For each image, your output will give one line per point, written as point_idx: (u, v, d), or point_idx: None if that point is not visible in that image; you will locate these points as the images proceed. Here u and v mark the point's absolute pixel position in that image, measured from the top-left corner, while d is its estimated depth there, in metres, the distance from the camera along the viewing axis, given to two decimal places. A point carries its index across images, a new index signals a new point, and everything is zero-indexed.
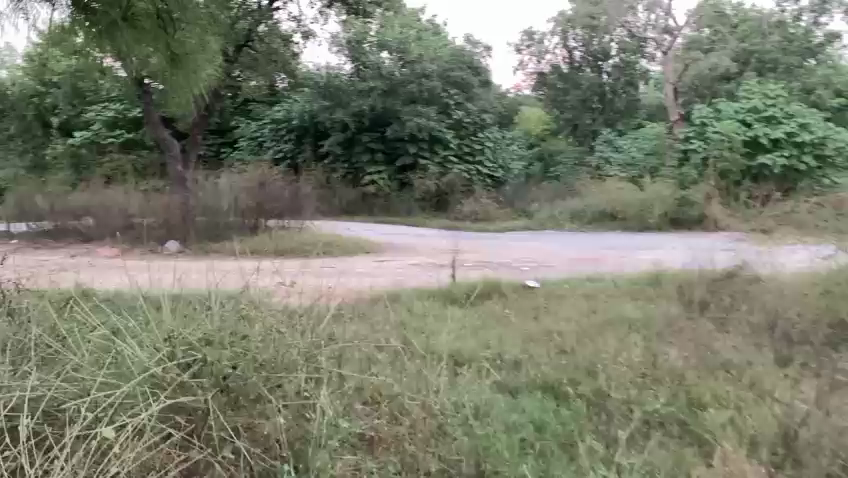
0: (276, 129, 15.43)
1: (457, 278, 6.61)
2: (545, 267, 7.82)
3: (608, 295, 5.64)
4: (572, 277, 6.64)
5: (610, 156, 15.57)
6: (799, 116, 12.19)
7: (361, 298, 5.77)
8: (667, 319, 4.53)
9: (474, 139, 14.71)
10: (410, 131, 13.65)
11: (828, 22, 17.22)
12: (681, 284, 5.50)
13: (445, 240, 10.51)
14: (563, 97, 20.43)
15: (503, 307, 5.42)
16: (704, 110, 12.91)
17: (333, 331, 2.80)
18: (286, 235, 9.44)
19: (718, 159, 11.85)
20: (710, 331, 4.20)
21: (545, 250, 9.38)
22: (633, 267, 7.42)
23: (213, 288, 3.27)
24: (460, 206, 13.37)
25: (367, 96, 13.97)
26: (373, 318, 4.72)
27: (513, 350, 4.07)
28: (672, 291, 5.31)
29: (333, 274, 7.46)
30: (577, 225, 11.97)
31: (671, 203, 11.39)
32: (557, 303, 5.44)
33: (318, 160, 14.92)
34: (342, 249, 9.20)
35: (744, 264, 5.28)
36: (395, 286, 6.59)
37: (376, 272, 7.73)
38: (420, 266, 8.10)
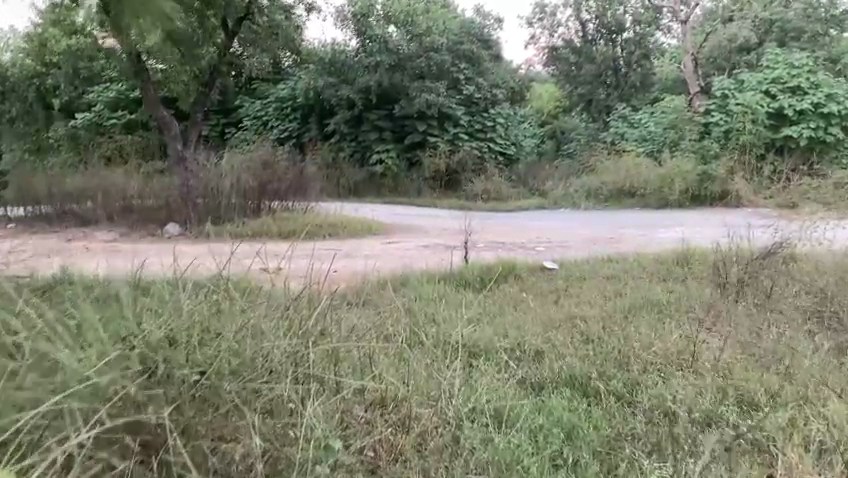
0: (281, 108, 15.18)
1: (470, 260, 6.20)
2: (561, 248, 7.40)
3: (633, 277, 5.22)
4: (592, 258, 6.19)
5: (624, 131, 14.84)
6: (826, 86, 11.53)
7: (367, 283, 5.39)
8: (701, 303, 4.13)
9: (485, 115, 14.17)
10: (418, 108, 13.28)
11: None
12: (713, 265, 5.06)
13: (456, 220, 10.09)
14: (576, 72, 19.80)
15: (520, 290, 5.02)
16: (725, 82, 12.43)
17: (330, 324, 2.43)
18: (290, 217, 9.09)
19: (740, 132, 11.39)
20: (751, 316, 3.80)
21: (561, 229, 8.97)
22: (655, 247, 6.94)
23: (192, 275, 2.88)
24: (471, 185, 12.91)
25: (372, 73, 13.54)
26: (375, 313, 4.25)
27: (533, 338, 3.68)
28: (704, 272, 4.89)
29: (336, 259, 7.02)
30: (593, 203, 11.46)
31: (692, 178, 10.90)
32: (577, 286, 5.03)
33: (324, 140, 14.49)
34: (349, 230, 8.84)
35: (784, 241, 4.82)
36: (402, 269, 6.18)
37: (384, 254, 7.37)
38: (429, 247, 7.72)
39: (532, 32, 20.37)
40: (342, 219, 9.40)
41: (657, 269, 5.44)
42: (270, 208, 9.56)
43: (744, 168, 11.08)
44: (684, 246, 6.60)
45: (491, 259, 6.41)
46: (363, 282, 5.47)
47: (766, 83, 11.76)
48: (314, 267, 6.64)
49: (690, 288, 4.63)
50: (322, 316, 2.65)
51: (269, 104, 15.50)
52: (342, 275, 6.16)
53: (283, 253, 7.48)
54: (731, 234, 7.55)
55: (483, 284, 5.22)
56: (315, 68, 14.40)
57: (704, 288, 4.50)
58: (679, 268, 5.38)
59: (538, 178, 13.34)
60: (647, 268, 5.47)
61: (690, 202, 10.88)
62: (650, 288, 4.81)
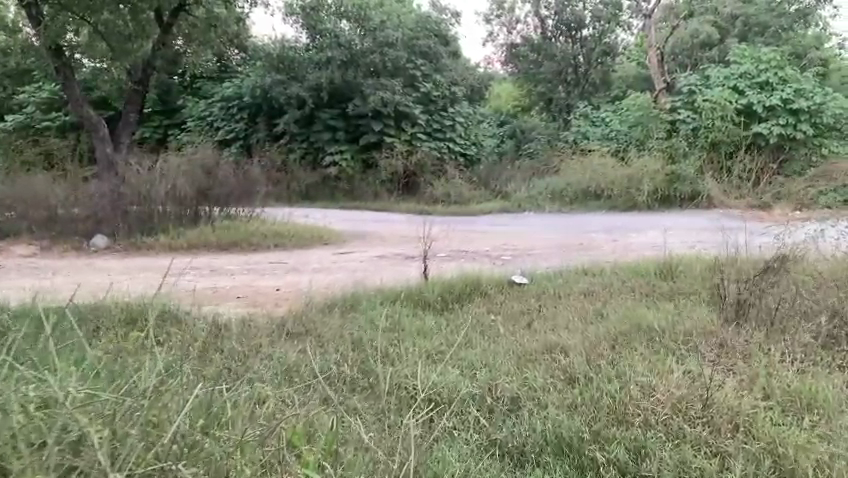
0: (227, 107, 14.30)
1: (427, 274, 5.54)
2: (529, 256, 6.82)
3: (612, 293, 4.62)
4: (564, 269, 5.57)
5: (587, 130, 14.20)
6: (794, 81, 11.10)
7: (312, 307, 4.67)
8: (698, 328, 3.56)
9: (444, 114, 13.54)
10: (374, 106, 12.56)
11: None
12: (706, 284, 4.48)
13: (415, 226, 9.43)
14: (536, 70, 19.12)
15: (486, 312, 4.38)
16: (691, 78, 12.03)
17: (231, 418, 1.77)
18: (233, 227, 8.33)
19: (709, 130, 10.97)
20: (761, 349, 3.21)
21: (527, 235, 8.39)
22: (626, 257, 6.36)
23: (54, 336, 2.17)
24: (431, 188, 12.27)
25: (322, 70, 12.80)
26: (316, 361, 3.49)
27: (508, 380, 3.05)
28: (702, 292, 4.30)
29: (280, 277, 6.25)
30: (557, 206, 10.88)
31: (661, 179, 10.50)
32: (552, 305, 4.41)
33: (273, 141, 13.63)
34: (298, 239, 8.10)
35: (789, 253, 4.21)
36: (353, 285, 5.51)
37: (336, 267, 6.66)
38: (383, 257, 7.06)
39: (490, 29, 19.69)
40: (291, 227, 8.65)
41: (638, 283, 4.83)
42: (209, 215, 8.79)
43: (712, 165, 10.89)
44: (665, 256, 6.00)
45: (452, 272, 5.73)
46: (306, 307, 4.71)
47: (734, 78, 11.40)
48: (256, 287, 5.88)
49: (680, 307, 4.07)
50: (228, 398, 1.95)
51: (214, 104, 14.66)
52: (287, 296, 5.43)
53: (224, 270, 6.72)
54: (709, 242, 7.06)
55: (445, 305, 4.57)
56: (263, 64, 13.59)
57: (697, 310, 3.94)
58: (662, 282, 4.81)
59: (500, 180, 12.69)
60: (627, 282, 4.86)
61: (659, 203, 10.44)
62: (635, 306, 4.23)
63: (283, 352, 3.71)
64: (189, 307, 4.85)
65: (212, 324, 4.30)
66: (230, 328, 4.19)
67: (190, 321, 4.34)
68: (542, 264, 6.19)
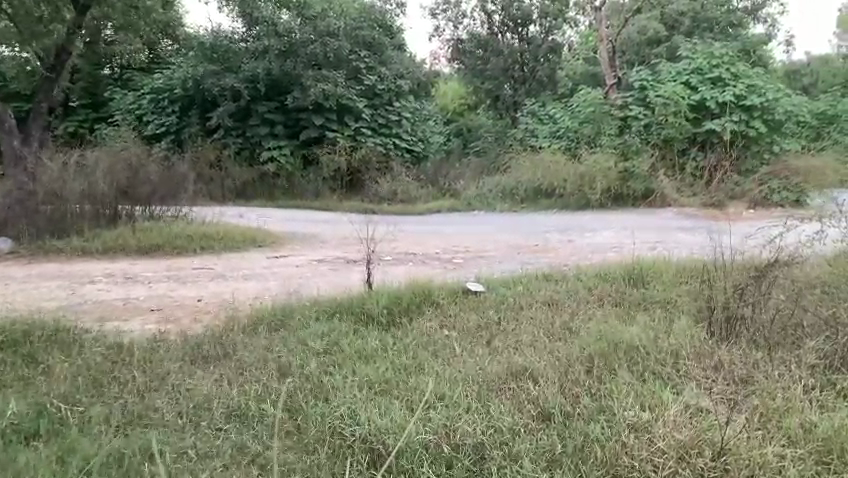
0: (157, 100, 13.36)
1: (370, 281, 4.90)
2: (483, 260, 6.30)
3: (579, 301, 4.11)
4: (524, 275, 5.01)
5: (536, 126, 13.76)
6: (745, 77, 10.85)
7: (238, 326, 3.99)
8: (684, 345, 3.07)
9: (389, 109, 12.97)
10: (314, 99, 11.85)
11: None
12: (689, 294, 3.99)
13: (359, 227, 8.80)
14: (481, 66, 18.58)
15: (439, 326, 3.81)
16: (643, 73, 11.58)
17: None
18: (156, 228, 7.55)
19: (661, 127, 10.58)
20: (766, 375, 2.72)
21: (478, 236, 7.86)
22: (587, 260, 5.86)
23: None
24: (375, 186, 11.64)
25: (259, 59, 12.15)
26: (237, 397, 2.86)
27: (471, 420, 2.48)
28: (679, 301, 3.82)
29: (203, 286, 5.53)
30: (508, 205, 10.40)
31: (614, 177, 10.13)
32: (514, 319, 3.86)
33: (207, 136, 12.76)
34: (229, 242, 7.36)
35: (786, 258, 3.66)
36: (289, 297, 4.85)
37: (269, 273, 5.99)
38: (322, 261, 6.42)
39: (436, 24, 19.03)
40: (222, 228, 7.92)
41: (608, 291, 4.29)
42: (131, 215, 7.98)
43: (664, 163, 10.68)
44: (630, 259, 5.48)
45: (398, 278, 5.10)
46: (231, 326, 4.02)
47: (686, 74, 11.12)
48: (176, 298, 5.17)
49: (659, 320, 3.57)
50: None
51: (143, 96, 13.70)
52: (212, 310, 4.74)
53: (143, 276, 5.98)
54: (670, 244, 6.67)
55: (392, 320, 3.95)
56: (197, 55, 12.73)
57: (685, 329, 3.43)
58: (633, 289, 4.31)
59: (449, 177, 12.14)
60: (595, 290, 4.33)
61: (611, 202, 10.10)
62: (608, 320, 3.72)
63: (199, 384, 3.04)
64: (89, 326, 4.11)
65: (114, 345, 3.59)
66: (135, 351, 3.48)
67: (88, 342, 3.62)
68: (501, 270, 5.62)
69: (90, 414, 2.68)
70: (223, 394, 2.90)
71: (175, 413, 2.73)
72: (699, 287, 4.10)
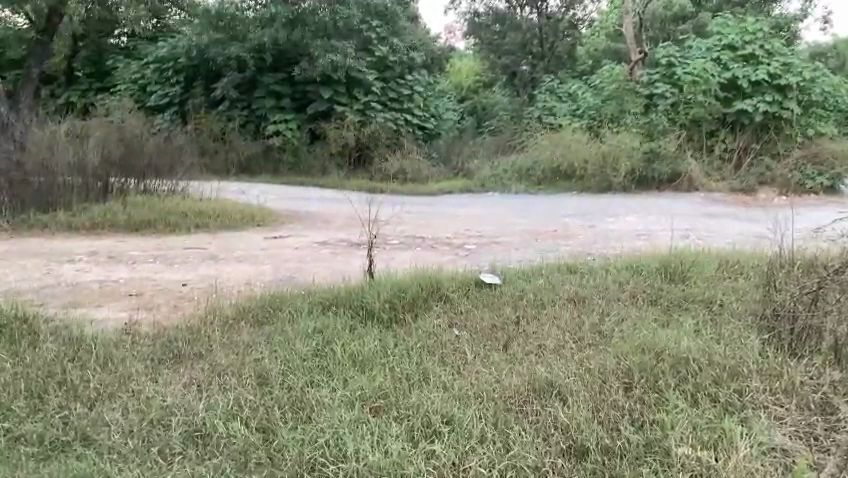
0: (161, 69, 12.87)
1: (371, 271, 4.36)
2: (498, 246, 5.78)
3: (609, 299, 3.60)
4: (545, 267, 4.47)
5: (555, 105, 13.11)
6: (781, 55, 10.16)
7: (219, 318, 3.49)
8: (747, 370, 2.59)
9: (401, 83, 12.42)
10: (321, 70, 11.33)
11: None
12: (742, 301, 3.45)
13: (364, 206, 8.29)
14: (499, 43, 17.84)
15: (448, 325, 3.33)
16: (669, 49, 10.86)
17: None
18: (149, 203, 7.05)
19: (689, 106, 10.01)
20: (821, 407, 2.37)
21: (492, 219, 7.33)
22: (613, 251, 5.33)
23: None
24: (383, 163, 11.06)
25: (265, 28, 11.42)
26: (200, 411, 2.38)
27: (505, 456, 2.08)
28: (727, 314, 3.29)
29: (189, 269, 5.02)
30: (524, 186, 9.79)
31: (638, 158, 9.45)
32: (536, 320, 3.33)
33: (211, 108, 12.26)
34: (225, 221, 6.85)
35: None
36: (280, 287, 4.33)
37: (263, 256, 5.49)
38: (323, 244, 5.93)
39: None
40: (220, 204, 7.42)
41: (642, 288, 3.76)
42: (122, 187, 7.45)
43: (691, 144, 10.05)
44: (663, 251, 4.93)
45: (401, 267, 4.57)
46: (208, 318, 3.51)
47: (717, 50, 10.46)
48: (158, 283, 4.67)
49: (708, 332, 3.06)
50: None
51: (147, 65, 13.24)
52: (196, 297, 4.24)
53: (127, 256, 5.49)
54: (703, 235, 6.11)
55: (396, 317, 3.45)
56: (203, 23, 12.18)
57: (742, 344, 2.88)
58: (670, 286, 3.80)
59: (462, 157, 11.52)
60: (627, 286, 3.79)
61: (636, 185, 9.47)
62: (646, 325, 3.20)
63: (160, 391, 2.56)
64: (49, 316, 3.61)
65: (71, 339, 3.10)
66: (94, 348, 2.99)
67: (44, 334, 3.14)
68: (517, 259, 5.11)
69: (19, 434, 2.23)
70: (182, 405, 2.43)
71: (122, 433, 2.24)
72: (755, 291, 3.56)
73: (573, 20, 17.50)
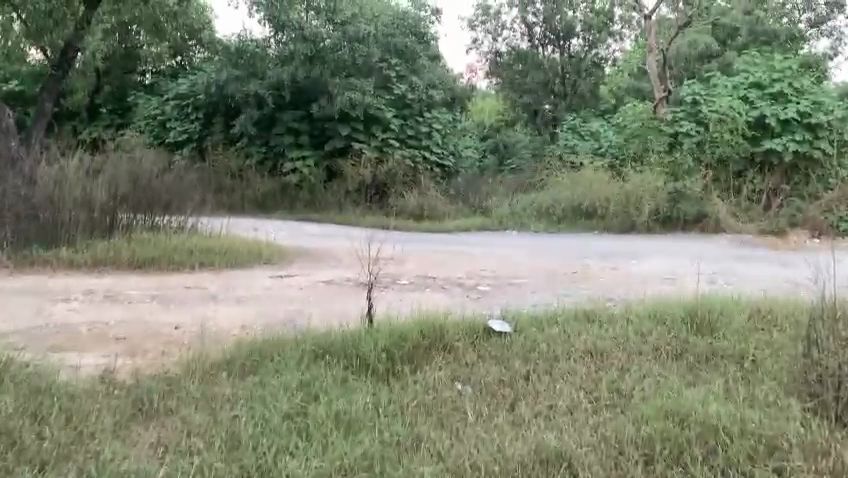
0: (180, 105, 13.03)
1: (373, 316, 4.07)
2: (513, 288, 5.50)
3: (629, 354, 3.29)
4: (562, 314, 4.13)
5: (576, 143, 12.87)
6: (810, 93, 9.88)
7: (201, 369, 3.22)
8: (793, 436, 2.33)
9: (420, 120, 12.29)
10: (340, 108, 11.14)
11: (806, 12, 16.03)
12: (779, 363, 3.11)
13: (377, 242, 8.05)
14: (520, 81, 17.71)
15: (449, 379, 3.05)
16: (694, 87, 10.61)
17: None
18: (154, 239, 6.87)
19: (715, 144, 9.70)
20: None
21: (508, 259, 7.05)
22: (638, 296, 4.98)
23: None
24: (400, 201, 10.86)
25: (284, 65, 11.39)
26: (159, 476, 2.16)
27: None
28: (761, 374, 2.97)
29: (186, 311, 4.77)
30: (543, 225, 9.45)
31: (662, 197, 9.10)
32: (549, 376, 3.02)
33: (229, 144, 12.25)
34: (231, 258, 6.63)
35: None
36: (277, 332, 4.04)
37: (266, 296, 5.25)
38: (329, 283, 5.68)
39: (474, 35, 18.17)
40: (228, 241, 7.23)
41: (665, 341, 3.44)
42: (128, 224, 7.21)
43: (718, 184, 9.69)
44: (691, 297, 4.57)
45: (406, 312, 4.30)
46: (191, 367, 3.24)
47: (744, 88, 10.19)
48: (149, 328, 4.41)
49: (740, 400, 2.72)
50: None
51: (166, 102, 13.44)
52: (186, 343, 3.97)
53: (125, 295, 5.27)
54: (732, 279, 5.77)
55: (393, 368, 3.17)
56: (222, 60, 12.20)
57: (781, 413, 2.55)
58: (697, 339, 3.46)
59: (481, 194, 11.26)
60: (648, 339, 3.47)
61: (660, 226, 9.10)
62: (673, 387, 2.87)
63: (119, 458, 2.30)
64: (25, 360, 3.37)
65: (36, 390, 2.84)
66: (60, 400, 2.74)
67: (8, 383, 2.89)
68: (533, 304, 4.79)
69: None
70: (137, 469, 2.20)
71: None
72: (792, 345, 3.23)
73: (595, 59, 17.39)
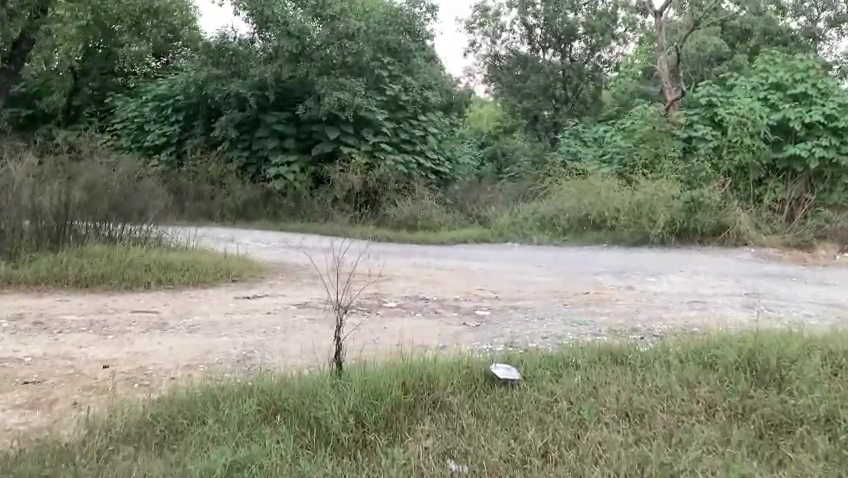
0: (160, 107, 12.33)
1: (346, 361, 3.22)
2: (520, 312, 4.72)
3: (676, 417, 2.50)
4: (581, 352, 3.29)
5: (579, 149, 12.10)
6: (836, 95, 9.18)
7: (101, 443, 2.39)
8: None
9: (414, 123, 11.55)
10: (328, 109, 10.38)
11: (818, 16, 15.41)
12: None
13: (362, 253, 7.26)
14: (519, 85, 16.91)
15: (439, 457, 2.27)
16: (709, 88, 9.88)
17: None
18: (106, 252, 6.00)
19: (735, 149, 8.93)
20: None
21: (512, 276, 6.23)
22: (671, 328, 4.12)
23: None
24: (392, 209, 10.06)
25: (269, 63, 10.61)
26: None
27: None
28: None
29: (120, 345, 3.92)
30: (547, 238, 8.63)
31: (679, 206, 8.28)
32: (577, 456, 2.23)
33: (211, 148, 11.55)
34: (193, 275, 5.78)
35: None
36: (222, 381, 3.17)
37: (225, 322, 4.44)
38: (302, 307, 4.86)
39: (472, 38, 17.41)
40: (193, 254, 6.42)
41: (722, 396, 2.64)
42: (81, 234, 6.36)
43: (737, 192, 8.86)
44: (737, 331, 3.71)
45: (386, 352, 3.48)
46: (88, 440, 2.42)
47: (763, 89, 9.50)
48: (72, 366, 3.58)
49: None
50: None
51: (145, 104, 12.71)
52: (105, 392, 3.11)
53: (59, 321, 4.43)
54: (773, 304, 4.94)
55: (365, 439, 2.41)
56: (202, 57, 11.39)
57: None
58: (764, 392, 2.65)
59: (479, 202, 10.41)
60: (698, 391, 2.68)
61: (676, 239, 8.22)
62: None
63: None
64: None
65: None
66: None
67: None
68: (554, 341, 3.82)
69: None
70: None
71: None
72: None
73: (598, 62, 16.77)
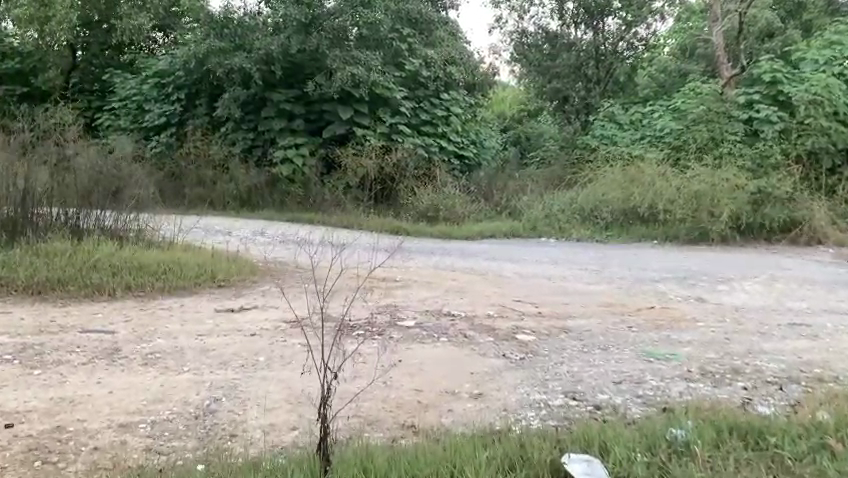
0: (160, 84, 11.32)
1: (343, 440, 2.18)
2: (574, 335, 3.68)
3: None
4: (689, 420, 2.25)
5: (617, 132, 10.94)
6: None
7: None
8: None
9: (435, 102, 10.54)
10: (340, 85, 9.35)
11: None
12: None
13: (375, 251, 6.24)
14: (547, 64, 15.56)
15: None
16: (772, 62, 8.69)
17: None
18: (69, 250, 4.97)
19: (805, 132, 7.84)
20: None
21: (556, 283, 5.15)
22: (786, 371, 3.04)
23: None
24: (411, 197, 9.03)
25: (275, 35, 9.53)
26: None
27: None
28: None
29: (44, 386, 2.90)
30: (587, 232, 7.53)
31: (743, 199, 7.12)
32: None
33: (214, 129, 10.55)
34: (170, 280, 4.78)
35: None
36: (162, 463, 2.16)
37: (194, 350, 3.42)
38: (295, 327, 3.84)
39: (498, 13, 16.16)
40: (176, 253, 5.40)
41: None
42: (44, 227, 5.36)
43: (807, 182, 7.71)
44: None
45: (405, 422, 2.47)
46: None
47: (835, 64, 8.36)
48: None
49: None
50: None
51: (144, 80, 11.68)
52: None
53: None
54: None
55: None
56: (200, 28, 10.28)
57: None
58: None
59: (507, 190, 9.36)
60: None
61: (740, 236, 7.09)
62: None
63: None
64: None
65: None
66: None
67: None
68: (633, 392, 2.75)
69: None
70: None
71: None
72: None
73: (632, 39, 15.12)
